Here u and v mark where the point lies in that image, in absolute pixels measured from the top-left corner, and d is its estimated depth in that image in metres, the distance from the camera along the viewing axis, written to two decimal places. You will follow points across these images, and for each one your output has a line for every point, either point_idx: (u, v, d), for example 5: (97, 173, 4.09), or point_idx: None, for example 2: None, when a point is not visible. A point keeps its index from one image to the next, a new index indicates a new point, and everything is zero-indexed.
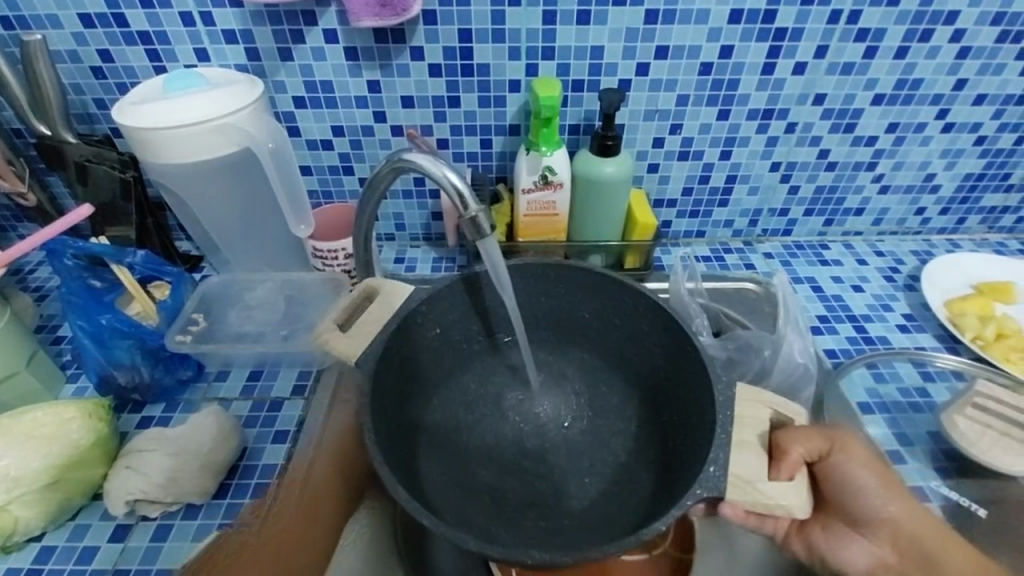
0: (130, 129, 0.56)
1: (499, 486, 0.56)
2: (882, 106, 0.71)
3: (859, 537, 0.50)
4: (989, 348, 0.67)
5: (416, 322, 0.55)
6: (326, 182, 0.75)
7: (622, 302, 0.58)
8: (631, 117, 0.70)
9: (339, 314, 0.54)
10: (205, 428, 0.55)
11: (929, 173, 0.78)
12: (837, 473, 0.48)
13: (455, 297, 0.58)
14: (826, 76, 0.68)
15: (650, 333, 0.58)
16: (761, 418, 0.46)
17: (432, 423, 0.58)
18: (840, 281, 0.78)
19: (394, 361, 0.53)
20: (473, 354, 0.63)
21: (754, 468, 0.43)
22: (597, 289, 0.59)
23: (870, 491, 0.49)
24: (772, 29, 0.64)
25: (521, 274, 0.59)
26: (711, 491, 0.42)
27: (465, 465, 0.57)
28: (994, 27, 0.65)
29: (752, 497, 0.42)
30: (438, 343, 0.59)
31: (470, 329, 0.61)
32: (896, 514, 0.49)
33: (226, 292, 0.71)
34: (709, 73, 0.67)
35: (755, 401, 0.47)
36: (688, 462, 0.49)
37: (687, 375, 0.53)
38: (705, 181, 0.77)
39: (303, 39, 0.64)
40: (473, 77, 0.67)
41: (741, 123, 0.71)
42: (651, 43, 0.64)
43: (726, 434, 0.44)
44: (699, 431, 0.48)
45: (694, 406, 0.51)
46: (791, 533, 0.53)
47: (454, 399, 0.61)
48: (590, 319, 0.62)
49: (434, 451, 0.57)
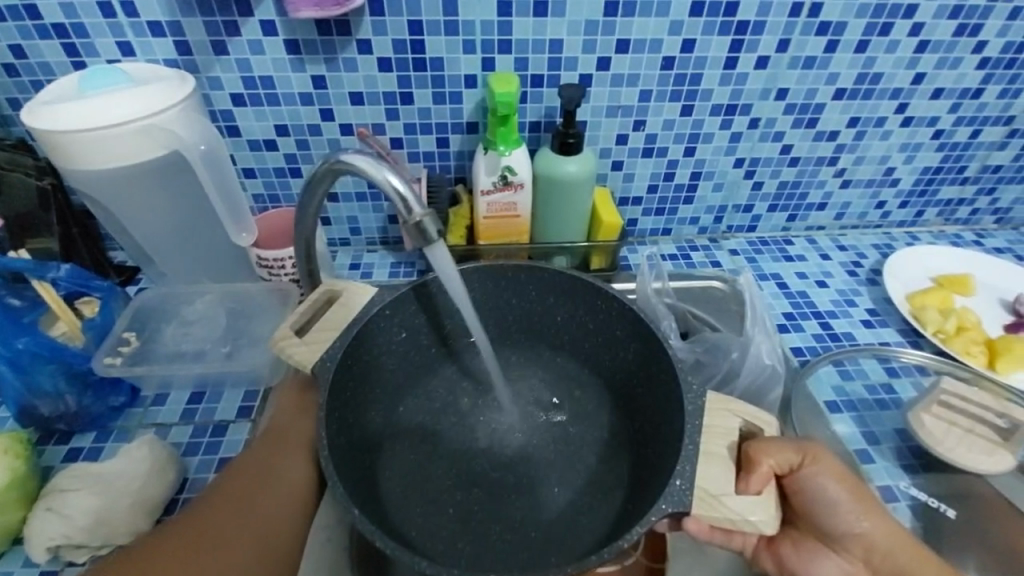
0: (40, 132, 0.50)
1: (465, 496, 0.54)
2: (843, 100, 0.70)
3: (831, 552, 0.48)
4: (950, 341, 0.67)
5: (377, 326, 0.53)
6: (271, 185, 0.71)
7: (594, 305, 0.56)
8: (593, 113, 0.68)
9: (295, 321, 0.52)
10: (137, 460, 0.50)
11: (889, 167, 0.78)
12: (808, 488, 0.46)
13: (420, 302, 0.56)
14: (788, 70, 0.67)
15: (624, 338, 0.56)
16: (731, 428, 0.45)
17: (399, 431, 0.56)
18: (804, 277, 0.78)
19: (354, 370, 0.51)
20: (442, 359, 0.61)
21: (724, 482, 0.42)
22: (570, 292, 0.57)
23: (842, 506, 0.47)
24: (734, 22, 0.62)
25: (485, 277, 0.57)
26: (676, 506, 0.40)
27: (430, 476, 0.55)
28: (951, 21, 0.64)
29: (720, 513, 0.41)
30: (402, 348, 0.57)
31: (438, 334, 0.59)
32: (870, 528, 0.47)
33: (163, 307, 0.66)
34: (671, 68, 0.65)
35: (724, 410, 0.46)
36: (656, 474, 0.47)
37: (659, 382, 0.51)
38: (670, 179, 0.75)
39: (239, 32, 0.58)
40: (425, 73, 0.63)
41: (704, 119, 0.70)
42: (612, 36, 0.62)
43: (694, 447, 0.43)
44: (668, 444, 0.47)
45: (665, 408, 0.50)
46: (760, 548, 0.51)
47: (422, 406, 0.59)
48: (564, 323, 0.60)
49: (400, 462, 0.55)
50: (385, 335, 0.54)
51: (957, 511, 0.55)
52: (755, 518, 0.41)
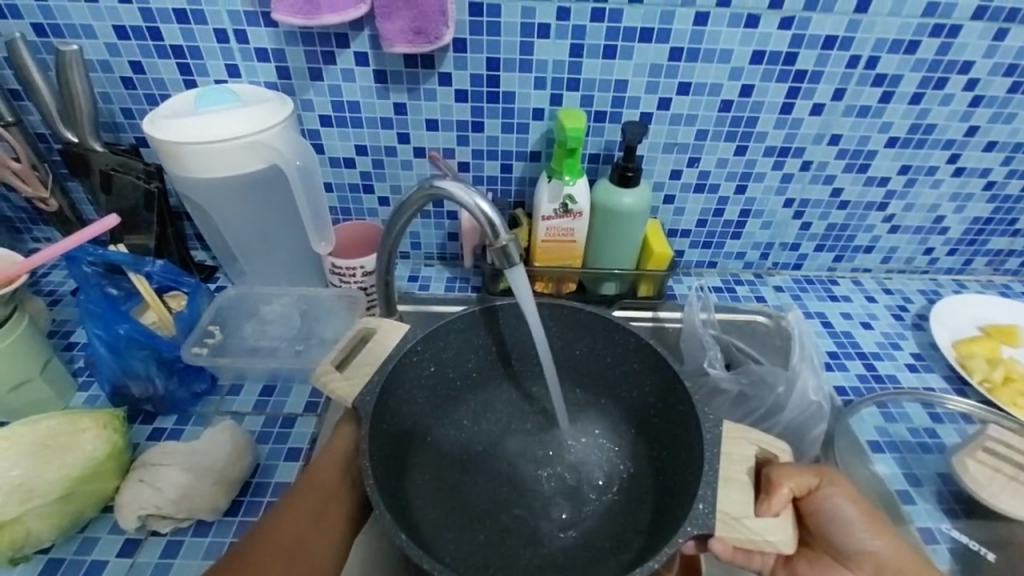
0: (161, 142, 0.56)
1: (491, 523, 0.56)
2: (895, 148, 0.72)
3: (843, 569, 0.49)
4: (996, 391, 0.68)
5: (411, 361, 0.54)
6: (345, 199, 0.76)
7: (613, 339, 0.59)
8: (650, 149, 0.71)
9: (336, 355, 0.53)
10: (219, 443, 0.55)
11: (938, 215, 0.79)
12: (824, 509, 0.48)
13: (452, 336, 0.58)
14: (842, 118, 0.69)
15: (642, 371, 0.58)
16: (747, 456, 0.47)
17: (425, 458, 0.58)
18: (849, 317, 0.79)
19: (390, 400, 0.53)
20: (468, 388, 0.62)
21: (742, 504, 0.44)
22: (587, 327, 0.59)
23: (855, 524, 0.48)
24: (793, 71, 0.65)
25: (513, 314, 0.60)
26: (700, 528, 0.42)
27: (457, 501, 0.57)
28: (1006, 78, 0.67)
29: (741, 534, 0.42)
30: (433, 381, 0.58)
31: (466, 366, 0.61)
32: (879, 547, 0.47)
33: (242, 304, 0.71)
34: (729, 111, 0.68)
35: (739, 438, 0.48)
36: (681, 492, 0.49)
37: (678, 412, 0.53)
38: (719, 215, 0.78)
39: (334, 61, 0.65)
40: (497, 105, 0.68)
41: (757, 159, 0.73)
42: (674, 79, 0.66)
43: (712, 472, 0.44)
44: (688, 469, 0.49)
45: (683, 442, 0.51)
46: (777, 566, 0.52)
47: (450, 436, 0.61)
48: (585, 356, 0.62)
49: (426, 489, 0.57)
50: (418, 369, 0.56)
51: (996, 554, 0.56)
52: (774, 538, 0.42)
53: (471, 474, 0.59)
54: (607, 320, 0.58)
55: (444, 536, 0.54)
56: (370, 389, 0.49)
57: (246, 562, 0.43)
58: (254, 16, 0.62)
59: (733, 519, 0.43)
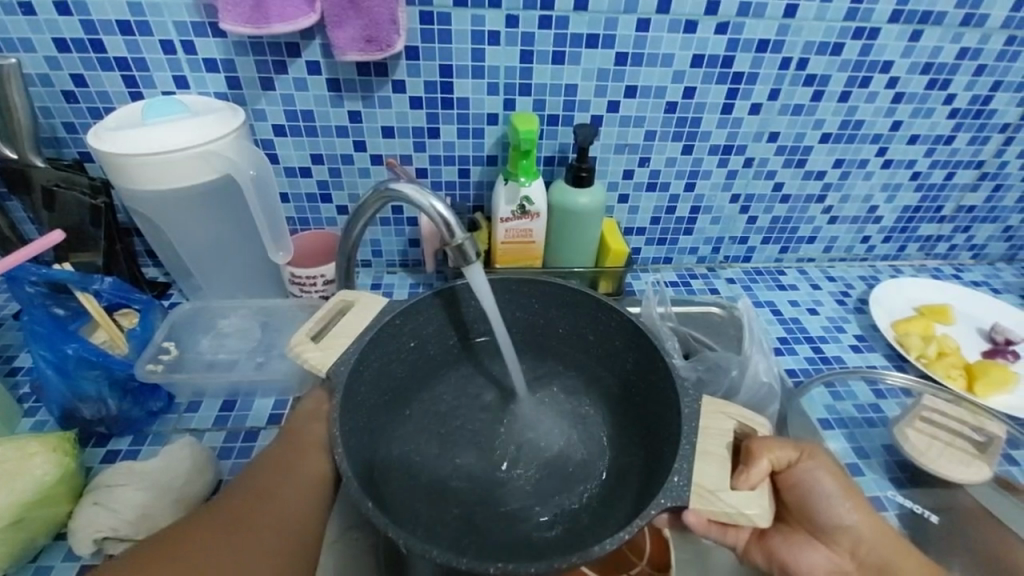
0: (106, 156, 0.55)
1: (465, 496, 0.56)
2: (829, 143, 0.77)
3: (819, 544, 0.52)
4: (932, 365, 0.72)
5: (389, 335, 0.56)
6: (303, 209, 0.76)
7: (594, 318, 0.61)
8: (603, 150, 0.74)
9: (312, 328, 0.54)
10: (180, 460, 0.54)
11: (872, 205, 0.85)
12: (803, 483, 0.51)
13: (431, 314, 0.60)
14: (779, 116, 0.74)
15: (622, 350, 0.60)
16: (726, 430, 0.48)
17: (403, 431, 0.59)
18: (796, 305, 0.83)
19: (369, 371, 0.54)
20: (449, 364, 0.64)
21: (717, 478, 0.45)
22: (571, 306, 0.61)
23: (833, 497, 0.50)
24: (730, 73, 0.69)
25: (494, 292, 0.61)
26: (674, 500, 0.44)
27: (434, 473, 0.57)
28: (923, 76, 0.72)
29: (716, 507, 0.44)
30: (413, 355, 0.60)
31: (446, 343, 0.63)
32: (857, 521, 0.50)
33: (195, 320, 0.70)
34: (674, 112, 0.72)
35: (719, 413, 0.49)
36: (658, 461, 0.51)
37: (657, 386, 0.55)
38: (671, 211, 0.81)
39: (286, 70, 0.65)
40: (452, 110, 0.69)
41: (704, 157, 0.76)
42: (621, 83, 0.69)
43: (689, 447, 0.47)
44: (666, 442, 0.51)
45: (662, 415, 0.53)
46: (751, 542, 0.54)
47: (429, 410, 0.62)
48: (566, 333, 0.64)
49: (405, 463, 0.57)
50: (398, 342, 0.57)
51: (939, 517, 0.59)
52: (751, 511, 0.44)
53: (450, 448, 0.60)
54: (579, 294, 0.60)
55: (419, 512, 0.54)
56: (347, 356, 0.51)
57: (205, 524, 0.44)
58: (202, 27, 0.61)
59: (712, 493, 0.44)
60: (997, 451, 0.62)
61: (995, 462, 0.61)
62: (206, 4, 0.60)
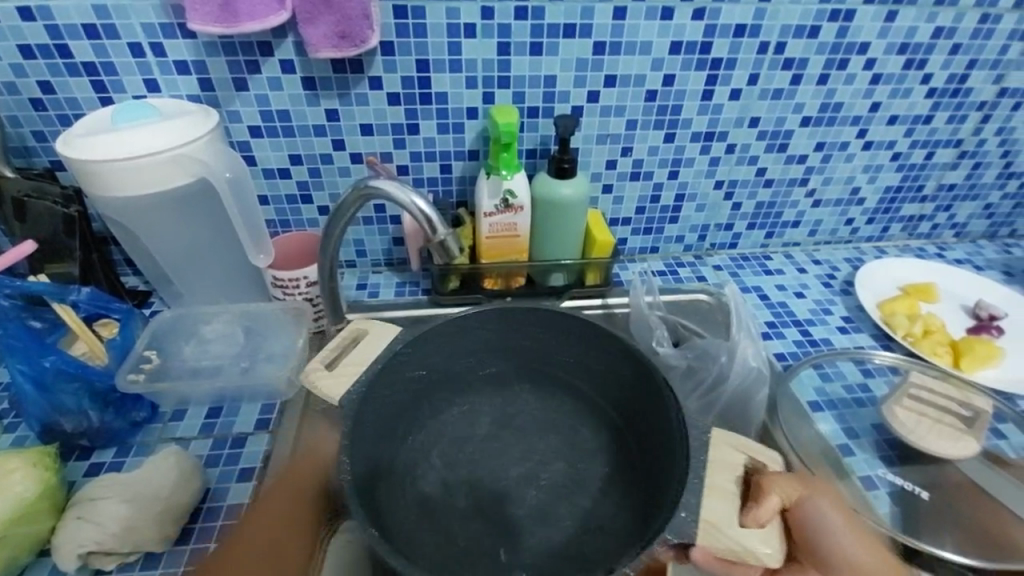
0: (77, 162, 0.54)
1: (470, 527, 0.53)
2: (809, 127, 0.77)
3: None
4: (918, 344, 0.73)
5: (397, 366, 0.55)
6: (283, 211, 0.75)
7: (602, 348, 0.59)
8: (585, 141, 0.74)
9: (326, 355, 0.56)
10: (164, 470, 0.53)
11: (854, 187, 0.85)
12: (820, 524, 0.49)
13: (437, 342, 0.58)
14: (758, 101, 0.74)
15: (627, 380, 0.58)
16: (735, 463, 0.48)
17: (404, 463, 0.56)
18: (783, 289, 0.83)
19: (378, 403, 0.53)
20: (456, 389, 0.61)
21: (726, 514, 0.45)
22: (576, 335, 0.60)
23: (850, 538, 0.48)
24: (709, 59, 0.69)
25: (495, 320, 0.59)
26: (682, 537, 0.44)
27: (438, 504, 0.54)
28: (899, 56, 0.72)
29: (723, 544, 0.44)
30: (419, 383, 0.58)
31: (454, 368, 0.60)
32: (880, 566, 0.48)
33: (178, 327, 0.69)
34: (654, 100, 0.71)
35: (727, 446, 0.49)
36: (662, 492, 0.50)
37: (660, 419, 0.53)
38: (656, 200, 0.81)
39: (259, 70, 0.64)
40: (431, 105, 0.68)
41: (686, 145, 0.76)
42: (600, 73, 0.68)
43: (699, 480, 0.45)
44: (671, 475, 0.49)
45: (668, 450, 0.51)
46: None
47: (433, 439, 0.59)
48: (566, 361, 0.61)
49: (407, 496, 0.54)
50: (404, 372, 0.56)
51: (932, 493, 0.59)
52: (764, 551, 0.44)
53: (452, 477, 0.56)
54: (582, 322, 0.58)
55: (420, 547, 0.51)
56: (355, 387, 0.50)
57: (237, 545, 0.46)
58: (171, 28, 0.60)
59: (721, 530, 0.44)
60: (985, 426, 0.63)
61: (983, 436, 0.62)
62: (174, 5, 0.59)
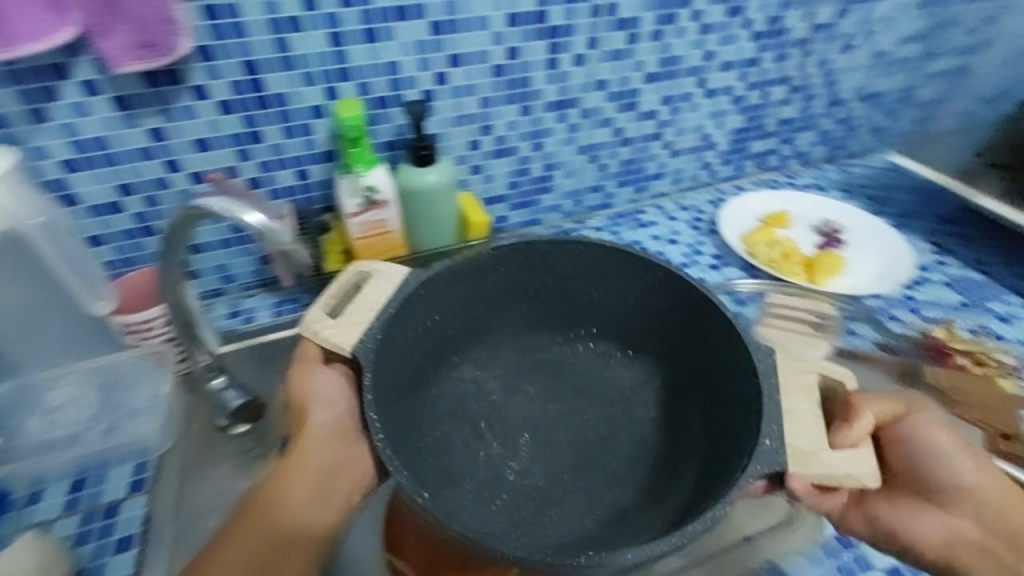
0: None
1: (528, 471, 0.58)
2: (654, 82, 0.80)
3: (932, 506, 0.53)
4: (778, 268, 0.80)
5: (411, 308, 0.56)
6: (124, 249, 0.67)
7: (652, 288, 0.61)
8: (442, 125, 0.72)
9: (328, 302, 0.55)
10: (21, 564, 0.46)
11: (705, 134, 0.90)
12: (910, 436, 0.54)
13: (450, 291, 0.59)
14: (601, 64, 0.76)
15: (671, 310, 0.61)
16: (810, 384, 0.50)
17: (435, 417, 0.60)
18: (658, 239, 0.88)
19: (391, 353, 0.56)
20: (479, 338, 0.64)
21: (814, 440, 0.47)
22: (599, 272, 0.62)
23: (947, 457, 0.53)
24: (546, 28, 0.70)
25: (528, 256, 0.61)
26: (772, 467, 0.46)
27: (483, 457, 0.58)
28: (718, 6, 0.77)
29: (816, 468, 0.46)
30: (438, 330, 0.60)
31: (472, 315, 0.62)
32: (977, 479, 0.53)
33: (18, 400, 0.61)
34: (502, 74, 0.71)
35: (797, 370, 0.51)
36: (727, 412, 0.55)
37: (706, 331, 0.58)
38: (526, 173, 0.82)
39: (56, 96, 0.56)
40: (269, 109, 0.63)
41: (541, 116, 0.77)
42: (442, 53, 0.67)
43: (774, 405, 0.49)
44: (733, 403, 0.54)
45: (721, 364, 0.56)
46: (851, 506, 0.54)
47: (469, 393, 0.63)
48: (607, 298, 0.64)
49: (452, 452, 0.58)
50: (419, 319, 0.58)
51: None
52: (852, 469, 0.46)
53: (501, 431, 0.60)
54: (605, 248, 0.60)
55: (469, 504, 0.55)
56: (373, 336, 0.52)
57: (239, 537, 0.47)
58: None
59: (808, 455, 0.46)
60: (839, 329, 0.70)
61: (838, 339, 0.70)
62: None
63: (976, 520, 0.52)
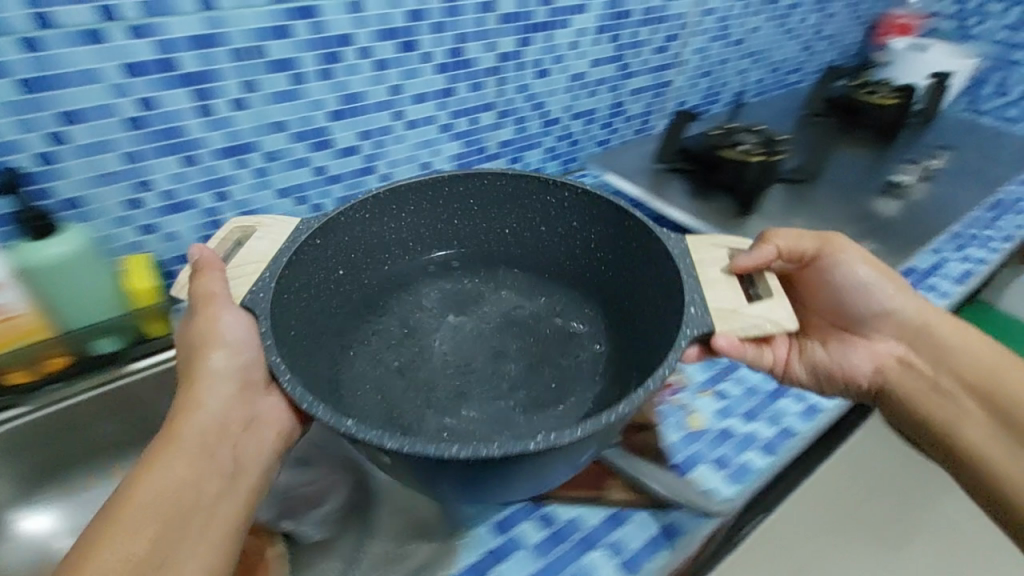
0: None
1: (461, 374, 0.67)
2: (343, 119, 0.78)
3: (861, 338, 0.70)
4: None
5: (312, 253, 0.65)
6: None
7: (559, 204, 0.75)
8: (82, 186, 0.65)
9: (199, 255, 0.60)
10: None
11: (423, 164, 0.90)
12: (830, 269, 0.69)
13: (345, 228, 0.69)
14: (270, 107, 0.72)
15: (580, 226, 0.75)
16: (720, 255, 0.64)
17: (373, 340, 0.71)
18: None
19: (305, 292, 0.65)
20: (420, 270, 0.79)
21: (731, 298, 0.59)
22: (518, 201, 0.76)
23: (870, 284, 0.68)
24: (177, 76, 0.65)
25: (396, 198, 0.72)
26: (700, 327, 0.55)
27: (405, 373, 0.68)
28: (389, 42, 0.76)
29: (740, 321, 0.57)
30: (335, 276, 0.71)
31: (386, 255, 0.76)
32: (898, 304, 0.68)
33: None
34: (146, 126, 0.66)
35: (711, 245, 0.65)
36: (643, 312, 0.69)
37: (631, 242, 0.70)
38: (221, 224, 0.76)
39: None
40: None
41: (215, 164, 0.72)
42: (52, 110, 0.60)
43: (693, 280, 0.59)
44: (642, 278, 0.70)
45: (635, 260, 0.70)
46: (795, 348, 0.73)
47: (384, 331, 0.72)
48: (515, 227, 0.79)
49: (386, 379, 0.67)
50: (314, 263, 0.66)
51: None
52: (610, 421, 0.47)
53: (430, 349, 0.70)
54: (530, 179, 0.73)
55: (405, 410, 0.64)
56: (261, 284, 0.57)
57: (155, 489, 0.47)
58: None
59: (731, 313, 0.58)
60: None
61: None
62: None
63: (898, 336, 0.69)
